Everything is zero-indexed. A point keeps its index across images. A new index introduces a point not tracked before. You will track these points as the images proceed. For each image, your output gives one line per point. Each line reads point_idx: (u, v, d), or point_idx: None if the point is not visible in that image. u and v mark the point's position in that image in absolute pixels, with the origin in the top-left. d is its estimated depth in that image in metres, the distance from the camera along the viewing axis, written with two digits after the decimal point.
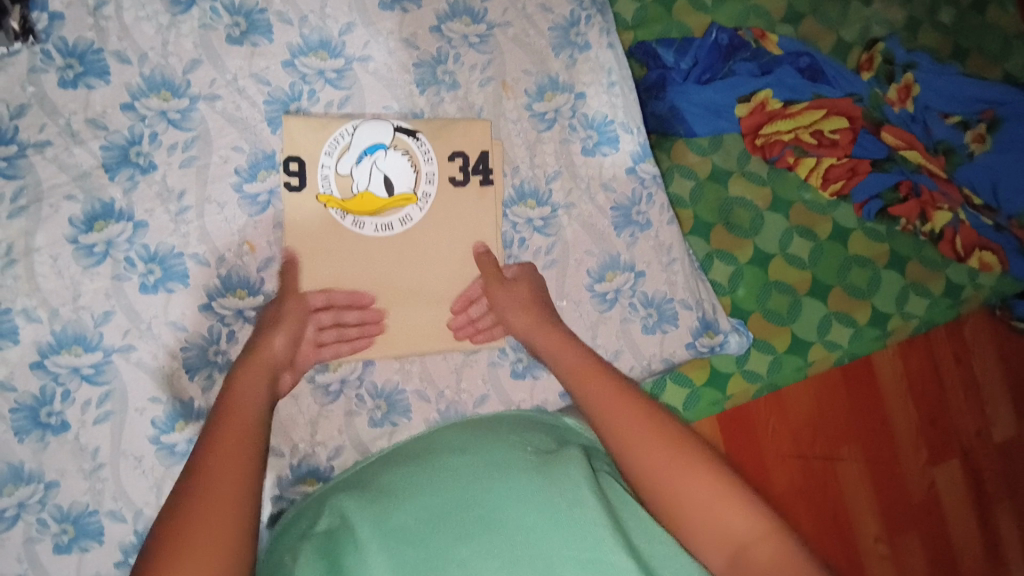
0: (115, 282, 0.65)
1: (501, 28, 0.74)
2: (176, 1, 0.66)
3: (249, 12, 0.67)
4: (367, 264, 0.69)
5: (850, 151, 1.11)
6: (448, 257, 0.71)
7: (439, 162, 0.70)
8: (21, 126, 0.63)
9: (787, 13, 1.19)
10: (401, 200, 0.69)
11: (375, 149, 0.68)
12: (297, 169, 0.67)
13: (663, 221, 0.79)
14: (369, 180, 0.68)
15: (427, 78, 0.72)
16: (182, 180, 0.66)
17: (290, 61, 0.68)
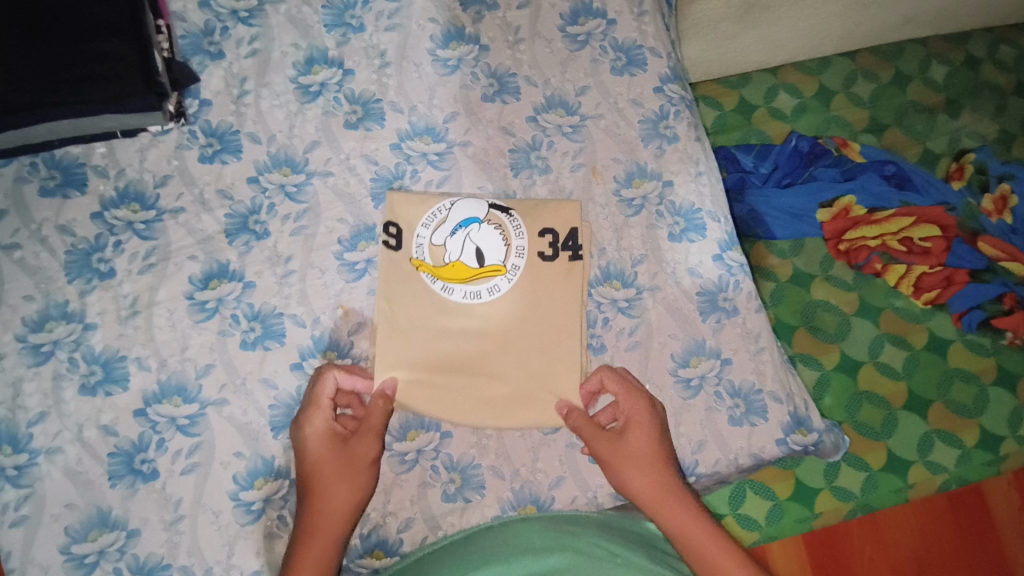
0: (219, 337, 0.69)
1: (592, 119, 0.79)
2: (305, 92, 0.74)
3: (367, 102, 0.75)
4: (458, 333, 0.70)
5: (944, 260, 1.05)
6: (532, 329, 0.71)
7: (530, 236, 0.72)
8: (162, 194, 0.70)
9: (869, 125, 1.20)
10: (490, 270, 0.70)
11: (469, 222, 0.70)
12: (396, 240, 0.71)
13: (751, 308, 0.77)
14: (461, 251, 0.70)
15: (522, 162, 0.77)
16: (291, 247, 0.71)
17: (398, 143, 0.75)
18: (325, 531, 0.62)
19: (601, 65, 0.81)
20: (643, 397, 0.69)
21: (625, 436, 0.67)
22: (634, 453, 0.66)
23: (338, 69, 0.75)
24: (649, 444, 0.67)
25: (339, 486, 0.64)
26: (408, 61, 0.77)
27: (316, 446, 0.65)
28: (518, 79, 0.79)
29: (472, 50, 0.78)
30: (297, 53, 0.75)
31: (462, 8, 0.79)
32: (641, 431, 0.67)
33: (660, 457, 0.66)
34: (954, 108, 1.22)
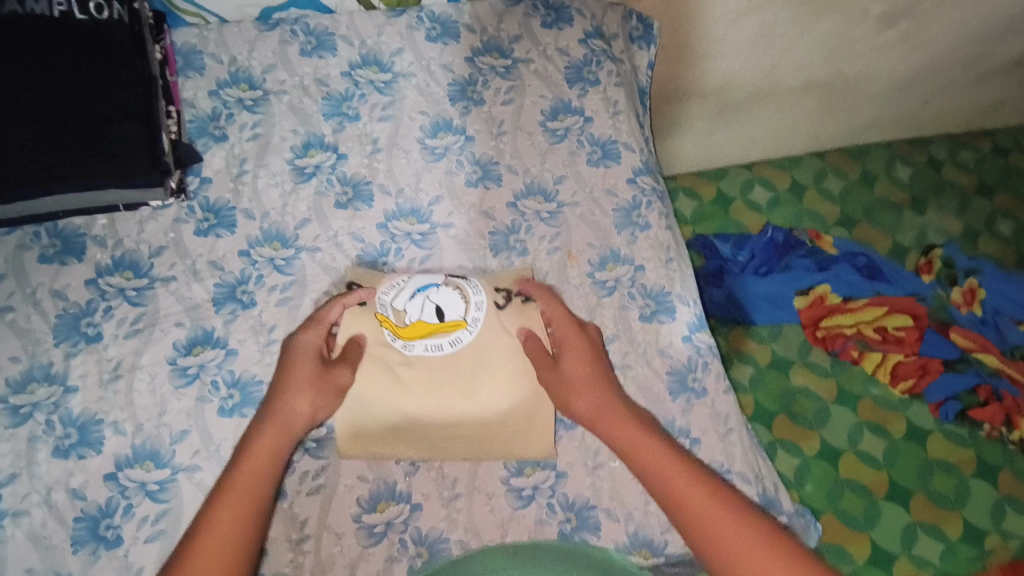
0: (197, 403, 0.70)
1: (569, 206, 0.85)
2: (300, 173, 0.80)
3: (357, 184, 0.81)
4: (422, 378, 0.74)
5: (917, 349, 1.08)
6: (490, 370, 0.74)
7: (485, 291, 0.76)
8: (156, 263, 0.74)
9: (841, 218, 1.37)
10: (451, 325, 0.73)
11: (429, 286, 0.74)
12: (360, 293, 0.75)
13: (720, 390, 0.79)
14: (421, 311, 0.72)
15: (501, 245, 0.81)
16: (275, 317, 0.74)
17: (384, 223, 0.80)
18: (278, 437, 0.64)
19: (578, 157, 0.87)
20: (573, 320, 0.73)
21: (563, 361, 0.71)
22: (575, 375, 0.69)
23: (332, 152, 0.81)
24: (574, 336, 0.72)
25: (305, 397, 0.67)
26: (398, 148, 0.83)
27: (302, 353, 0.69)
28: (500, 167, 0.85)
29: (458, 140, 0.85)
30: (295, 137, 0.81)
31: (450, 103, 0.86)
32: (568, 335, 0.72)
33: (597, 368, 0.70)
34: (920, 206, 1.38)
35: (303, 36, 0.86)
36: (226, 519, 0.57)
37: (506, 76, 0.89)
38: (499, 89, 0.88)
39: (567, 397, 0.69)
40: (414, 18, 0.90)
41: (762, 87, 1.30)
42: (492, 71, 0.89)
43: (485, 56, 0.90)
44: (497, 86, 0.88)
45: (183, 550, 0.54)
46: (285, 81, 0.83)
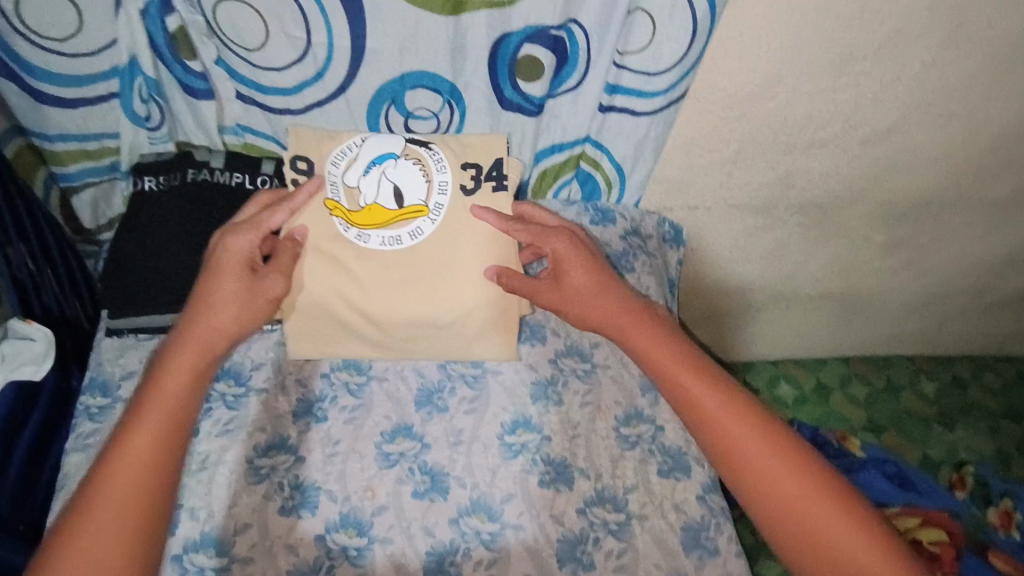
0: (264, 501, 0.80)
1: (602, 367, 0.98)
2: None
3: None
4: (378, 270, 0.89)
5: (957, 569, 1.17)
6: (450, 271, 0.90)
7: (452, 170, 0.89)
8: (255, 375, 0.89)
9: (868, 423, 1.55)
10: (413, 211, 0.89)
11: (385, 159, 0.88)
12: (305, 166, 0.87)
13: (732, 551, 0.85)
14: (375, 192, 0.87)
15: (540, 394, 0.93)
16: (342, 432, 0.87)
17: (443, 364, 0.94)
18: (189, 357, 0.72)
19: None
20: (568, 236, 0.87)
21: (563, 275, 0.85)
22: (578, 292, 0.84)
23: None
24: (569, 249, 0.86)
25: (228, 309, 0.76)
26: None
27: (230, 261, 0.78)
28: (546, 328, 1.00)
29: None
30: None
31: None
32: (563, 254, 0.85)
33: (594, 277, 0.85)
34: (948, 421, 1.57)
35: None
36: (149, 428, 0.67)
37: None
38: None
39: (563, 280, 0.85)
40: None
41: (782, 291, 1.50)
42: None
43: None
44: None
45: (101, 463, 0.64)
46: None
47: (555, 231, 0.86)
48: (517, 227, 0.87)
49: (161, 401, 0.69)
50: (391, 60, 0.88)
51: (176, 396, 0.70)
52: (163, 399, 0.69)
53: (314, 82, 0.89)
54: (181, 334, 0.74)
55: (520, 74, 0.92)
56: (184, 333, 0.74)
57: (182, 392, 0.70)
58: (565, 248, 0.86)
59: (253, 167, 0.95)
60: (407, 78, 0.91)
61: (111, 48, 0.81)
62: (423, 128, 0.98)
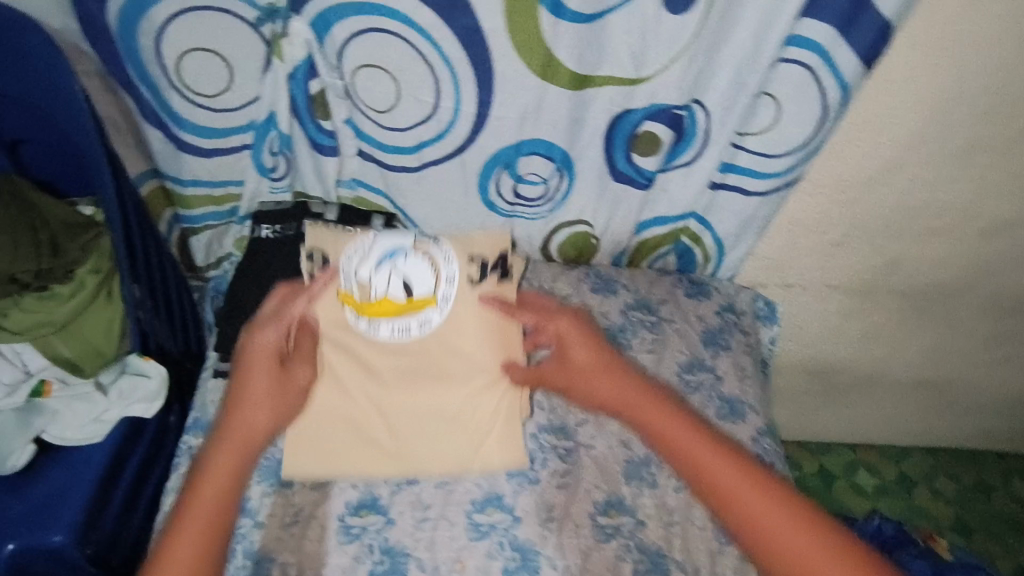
0: (354, 563, 0.79)
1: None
2: None
3: None
4: (388, 361, 0.88)
5: None
6: (463, 362, 0.89)
7: (457, 261, 0.87)
8: None
9: (957, 524, 1.52)
10: (424, 303, 0.86)
11: (394, 254, 0.84)
12: (324, 260, 0.86)
13: None
14: (388, 287, 0.84)
15: (634, 472, 0.90)
16: (433, 496, 0.85)
17: (534, 433, 0.92)
18: (230, 452, 0.72)
19: (708, 409, 1.01)
20: (570, 322, 0.86)
21: (568, 355, 0.84)
22: (582, 369, 0.83)
23: None
24: (575, 339, 0.84)
25: (264, 410, 0.76)
26: None
27: (259, 357, 0.77)
28: None
29: None
30: None
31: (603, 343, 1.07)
32: (569, 338, 0.85)
33: (596, 354, 0.83)
34: None
35: None
36: (191, 529, 0.66)
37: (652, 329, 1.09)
38: (644, 339, 1.08)
39: (563, 360, 0.85)
40: (585, 275, 1.13)
41: (873, 374, 1.43)
42: (642, 325, 1.10)
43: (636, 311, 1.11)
44: (643, 337, 1.08)
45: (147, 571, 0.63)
46: None
47: (561, 313, 0.87)
48: (518, 311, 0.88)
49: (202, 500, 0.68)
50: (512, 129, 0.89)
51: (224, 489, 0.70)
52: (203, 498, 0.68)
53: (434, 143, 0.91)
54: (217, 434, 0.73)
55: (636, 148, 0.92)
56: (223, 429, 0.73)
57: (227, 484, 0.70)
58: (574, 330, 0.85)
59: (365, 222, 0.98)
60: (523, 145, 0.92)
61: (253, 105, 0.84)
62: (532, 193, 1.00)
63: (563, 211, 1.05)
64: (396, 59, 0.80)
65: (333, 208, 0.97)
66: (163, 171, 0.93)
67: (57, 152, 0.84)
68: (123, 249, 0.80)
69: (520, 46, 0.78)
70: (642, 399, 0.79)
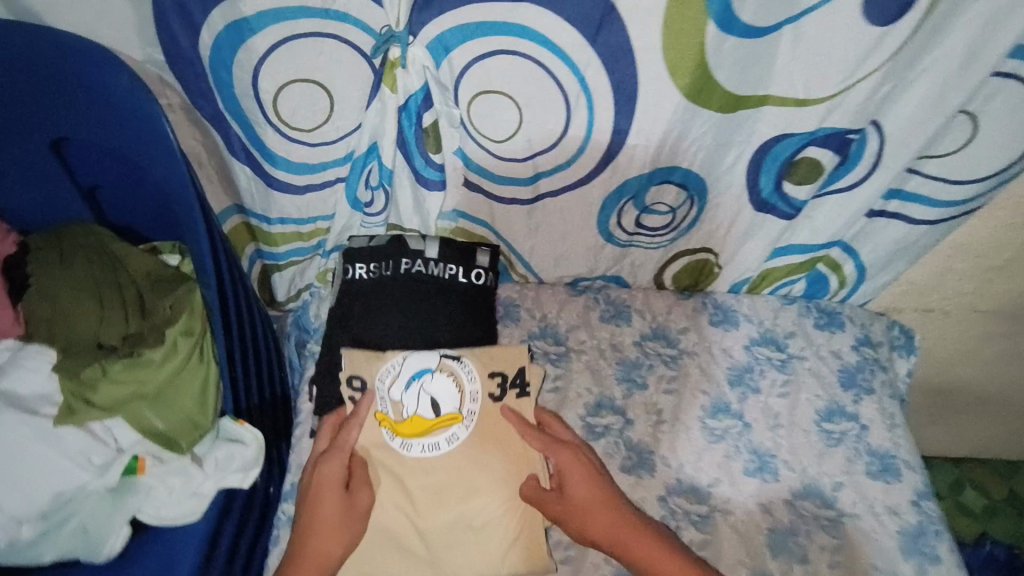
0: None
1: (849, 516, 0.86)
2: (591, 430, 0.91)
3: (641, 450, 0.89)
4: (423, 476, 0.80)
5: None
6: (488, 485, 0.80)
7: (480, 378, 0.82)
8: None
9: None
10: (448, 420, 0.80)
11: (423, 373, 0.80)
12: (360, 384, 0.81)
13: None
14: (416, 405, 0.80)
15: (780, 544, 0.83)
16: None
17: (664, 496, 0.86)
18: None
19: (856, 465, 0.90)
20: (573, 450, 0.80)
21: (569, 488, 0.78)
22: (583, 504, 0.77)
23: (623, 417, 0.92)
24: (580, 471, 0.79)
25: (335, 538, 0.74)
26: (681, 422, 0.92)
27: (326, 486, 0.76)
28: (777, 461, 0.89)
29: (735, 424, 0.92)
30: (589, 396, 0.93)
31: (729, 386, 0.96)
32: (571, 474, 0.78)
33: (597, 491, 0.78)
34: None
35: (604, 303, 1.01)
36: None
37: (781, 368, 0.98)
38: (775, 381, 0.97)
39: (569, 494, 0.78)
40: (700, 301, 1.03)
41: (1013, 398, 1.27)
42: (769, 362, 0.99)
43: (761, 346, 1.00)
44: (773, 377, 0.97)
45: None
46: (585, 341, 0.98)
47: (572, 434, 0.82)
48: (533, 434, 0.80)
49: None
50: (646, 158, 0.77)
51: None
52: None
53: (553, 173, 0.79)
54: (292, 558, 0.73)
55: (789, 174, 0.79)
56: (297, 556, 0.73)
57: None
58: (573, 460, 0.79)
59: (468, 259, 0.87)
60: (657, 173, 0.80)
61: (356, 135, 0.73)
62: (656, 223, 0.89)
63: (686, 240, 0.93)
64: (523, 83, 0.68)
65: (433, 243, 0.86)
66: (248, 208, 0.82)
67: (138, 194, 0.73)
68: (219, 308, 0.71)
69: (674, 68, 0.66)
70: (635, 535, 0.75)
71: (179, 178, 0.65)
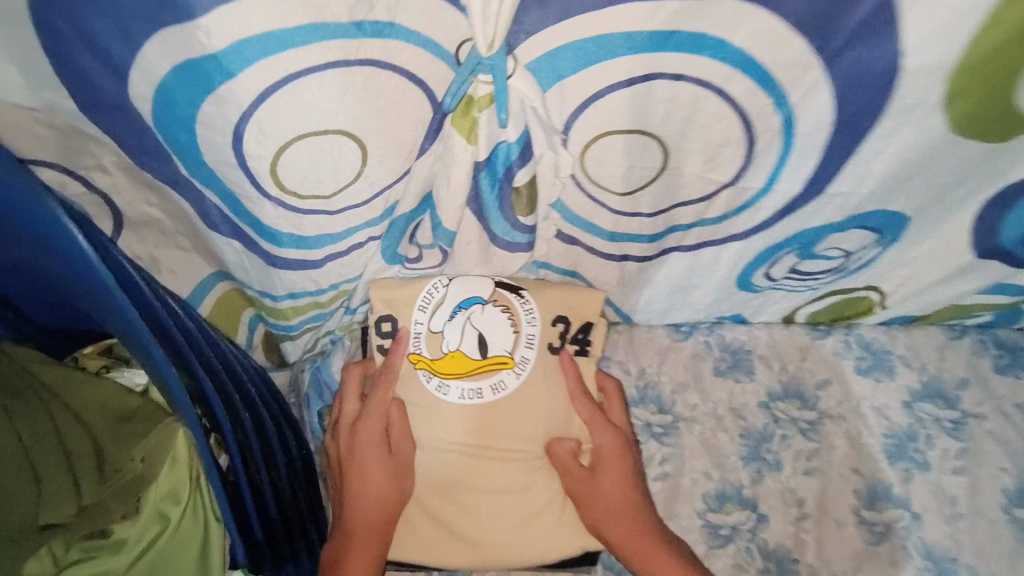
0: None
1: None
2: (714, 532, 0.69)
3: (781, 559, 0.69)
4: (462, 430, 0.59)
5: None
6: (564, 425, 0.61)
7: (542, 324, 0.61)
8: None
9: None
10: (495, 363, 0.59)
11: (471, 302, 0.59)
12: (391, 329, 0.60)
13: None
14: (460, 339, 0.59)
15: None
16: None
17: None
18: (371, 549, 0.56)
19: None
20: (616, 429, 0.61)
21: (599, 475, 0.59)
22: (606, 501, 0.58)
23: (752, 511, 0.70)
24: (620, 457, 0.60)
25: (385, 511, 0.57)
26: (829, 515, 0.71)
27: (365, 453, 0.58)
28: (959, 566, 0.69)
29: (902, 515, 0.71)
30: (708, 483, 0.71)
31: (888, 461, 0.73)
32: (611, 464, 0.59)
33: (634, 493, 0.59)
34: None
35: (717, 351, 0.77)
36: None
37: (954, 434, 0.75)
38: (948, 449, 0.74)
39: (597, 487, 0.58)
40: (842, 341, 0.78)
41: None
42: (938, 424, 0.75)
43: (927, 401, 0.76)
44: (944, 446, 0.74)
45: None
46: (697, 406, 0.74)
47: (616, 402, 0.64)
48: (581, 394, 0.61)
49: None
50: (845, 205, 0.51)
51: None
52: None
53: (692, 226, 0.54)
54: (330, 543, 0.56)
55: None
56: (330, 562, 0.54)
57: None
58: (608, 445, 0.60)
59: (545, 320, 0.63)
60: (852, 221, 0.54)
61: (398, 186, 0.48)
62: (816, 268, 0.63)
63: (850, 280, 0.66)
64: (667, 118, 0.43)
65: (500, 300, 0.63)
66: (241, 278, 0.56)
67: (65, 307, 0.51)
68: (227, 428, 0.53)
69: (957, 91, 0.42)
70: (655, 549, 0.56)
71: (127, 315, 0.41)
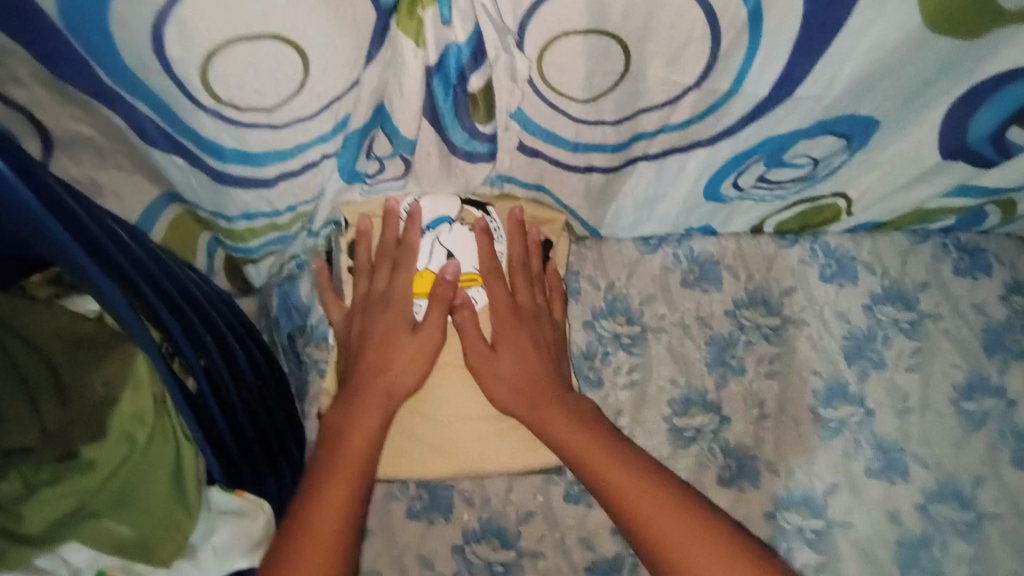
0: None
1: (989, 516, 0.72)
2: (679, 434, 0.72)
3: (741, 457, 0.72)
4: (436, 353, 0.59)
5: None
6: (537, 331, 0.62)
7: (511, 240, 0.62)
8: (524, 532, 0.67)
9: None
10: (464, 280, 0.60)
11: (439, 223, 0.60)
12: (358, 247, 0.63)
13: None
14: (428, 260, 0.60)
15: (911, 559, 0.70)
16: None
17: (773, 513, 0.71)
18: (380, 405, 0.56)
19: (1000, 454, 0.74)
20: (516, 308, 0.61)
21: (498, 350, 0.59)
22: (530, 391, 0.58)
23: (715, 414, 0.73)
24: (518, 327, 0.60)
25: (414, 368, 0.58)
26: (788, 415, 0.74)
27: (383, 318, 0.59)
28: (907, 456, 0.73)
29: (856, 412, 0.74)
30: (674, 389, 0.73)
31: (846, 362, 0.76)
32: (507, 335, 0.60)
33: (531, 360, 0.59)
34: None
35: (686, 262, 0.77)
36: (334, 488, 0.50)
37: (910, 334, 0.77)
38: (903, 350, 0.77)
39: (492, 359, 0.59)
40: (808, 249, 0.79)
41: None
42: (896, 325, 0.77)
43: (887, 304, 0.78)
44: (900, 346, 0.77)
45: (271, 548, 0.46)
46: (665, 316, 0.75)
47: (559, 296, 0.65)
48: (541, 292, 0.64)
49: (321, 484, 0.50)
50: (814, 110, 0.50)
51: (355, 478, 0.51)
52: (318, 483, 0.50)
53: (656, 135, 0.52)
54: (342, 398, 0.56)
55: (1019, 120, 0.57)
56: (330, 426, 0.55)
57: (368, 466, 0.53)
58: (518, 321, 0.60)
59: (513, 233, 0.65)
60: (819, 126, 0.53)
61: (347, 100, 0.46)
62: (783, 177, 0.62)
63: (818, 188, 0.66)
64: (629, 15, 0.40)
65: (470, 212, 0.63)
66: (193, 202, 0.55)
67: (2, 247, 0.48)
68: (185, 339, 0.52)
69: None
70: (547, 407, 0.58)
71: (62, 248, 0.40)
